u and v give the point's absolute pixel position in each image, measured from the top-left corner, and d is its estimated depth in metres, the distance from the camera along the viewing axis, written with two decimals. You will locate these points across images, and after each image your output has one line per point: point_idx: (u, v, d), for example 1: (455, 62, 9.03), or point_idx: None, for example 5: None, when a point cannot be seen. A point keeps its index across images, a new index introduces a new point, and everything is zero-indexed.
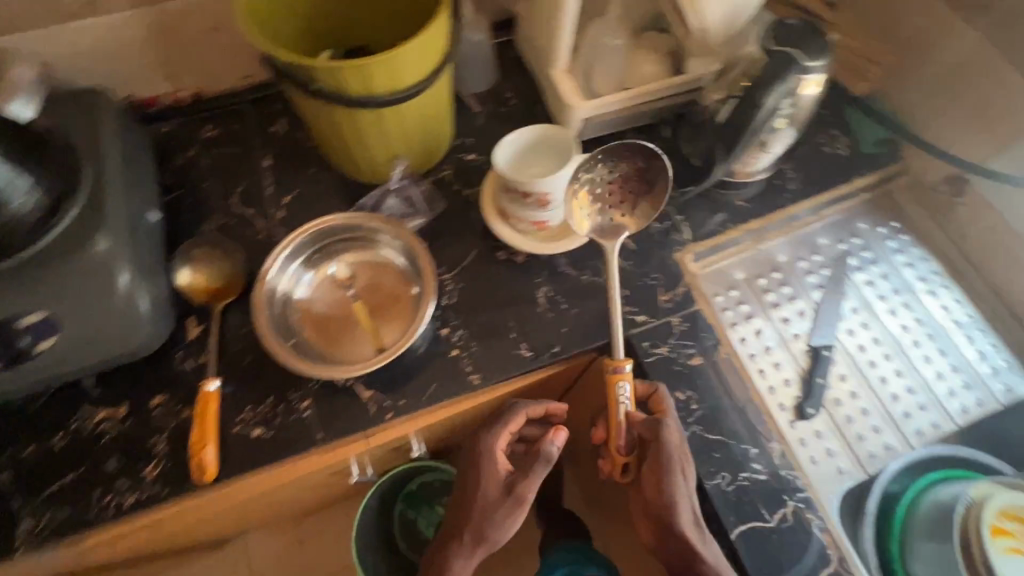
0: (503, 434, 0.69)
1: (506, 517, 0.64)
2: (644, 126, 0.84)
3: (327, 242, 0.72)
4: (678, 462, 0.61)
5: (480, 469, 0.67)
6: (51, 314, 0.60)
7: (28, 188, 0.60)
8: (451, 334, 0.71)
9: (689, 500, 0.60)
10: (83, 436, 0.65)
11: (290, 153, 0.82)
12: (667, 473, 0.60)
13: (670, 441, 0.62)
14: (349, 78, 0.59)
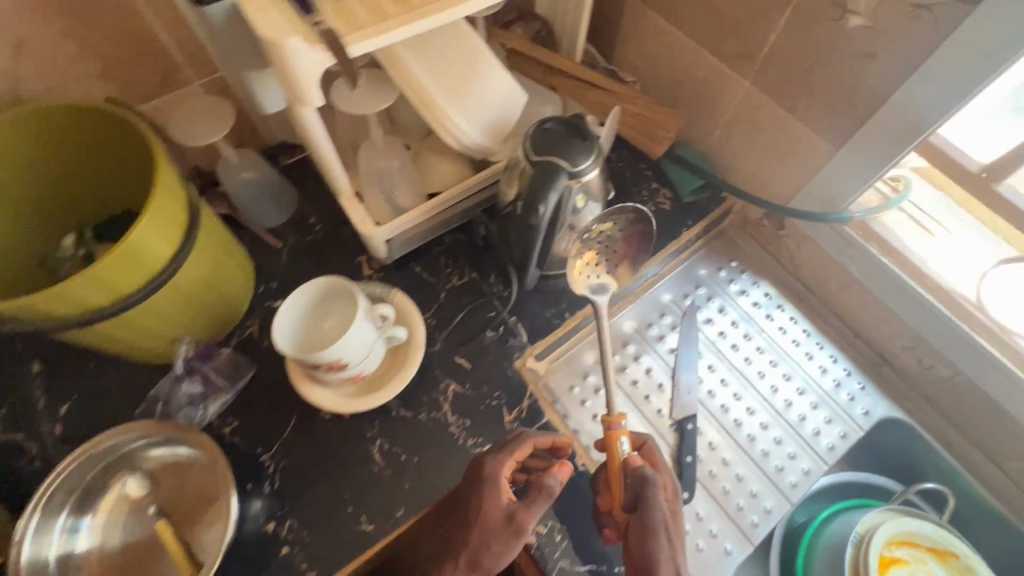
0: (506, 464, 0.60)
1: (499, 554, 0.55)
2: (460, 226, 0.79)
3: (106, 460, 0.61)
4: (665, 519, 0.55)
5: (483, 488, 0.58)
6: None
7: None
8: (279, 526, 0.63)
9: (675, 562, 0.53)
10: None
11: (62, 350, 0.71)
12: (654, 537, 0.54)
13: (655, 497, 0.57)
14: (46, 303, 0.50)
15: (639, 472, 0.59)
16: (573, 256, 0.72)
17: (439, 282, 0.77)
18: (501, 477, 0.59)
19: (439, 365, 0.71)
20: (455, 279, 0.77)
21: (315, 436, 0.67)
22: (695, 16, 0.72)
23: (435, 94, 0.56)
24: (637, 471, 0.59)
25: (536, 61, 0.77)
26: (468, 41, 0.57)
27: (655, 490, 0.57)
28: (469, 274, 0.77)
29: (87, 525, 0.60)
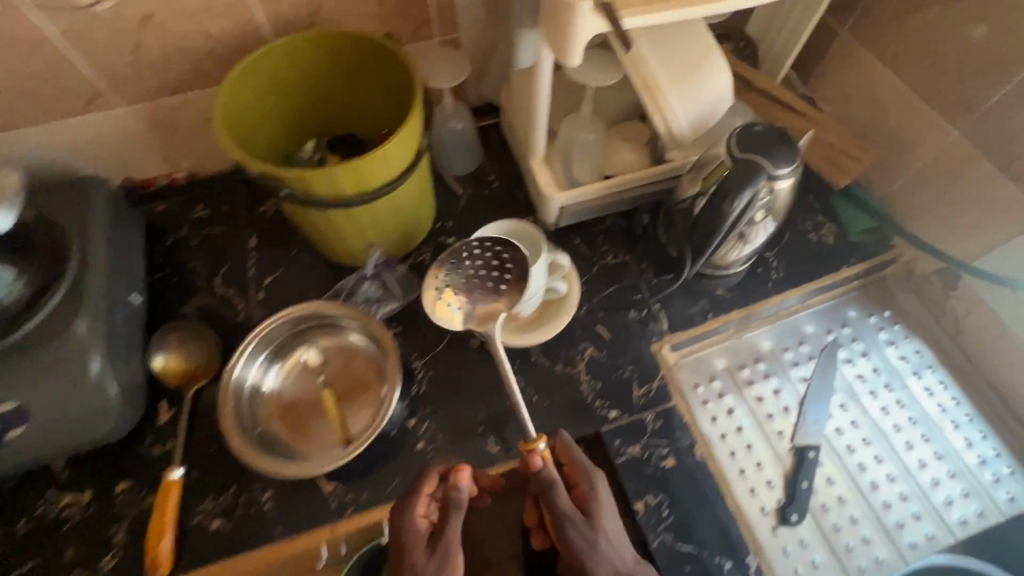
0: (417, 504, 0.55)
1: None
2: (625, 209, 0.85)
3: (303, 328, 0.73)
4: (577, 527, 0.54)
5: (404, 550, 0.53)
6: (24, 403, 0.62)
7: (11, 280, 0.64)
8: (418, 424, 0.71)
9: (607, 557, 0.53)
10: (44, 522, 0.65)
11: (275, 235, 0.84)
12: (571, 533, 0.54)
13: (563, 514, 0.55)
14: (343, 178, 0.61)
15: (539, 482, 0.55)
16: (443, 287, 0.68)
17: (593, 257, 0.82)
18: (405, 518, 0.54)
19: (581, 328, 0.76)
20: (608, 257, 0.82)
21: (463, 357, 0.75)
22: (913, 60, 0.73)
23: (661, 81, 0.63)
24: (544, 482, 0.55)
25: (736, 75, 0.81)
26: (702, 39, 0.64)
27: (557, 502, 0.55)
28: (623, 255, 0.82)
29: (272, 369, 0.71)
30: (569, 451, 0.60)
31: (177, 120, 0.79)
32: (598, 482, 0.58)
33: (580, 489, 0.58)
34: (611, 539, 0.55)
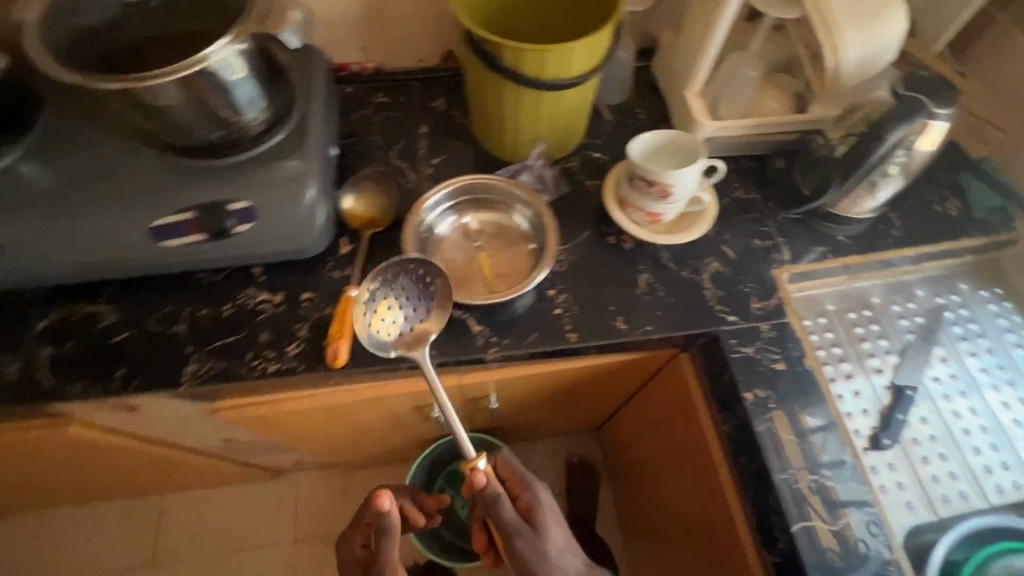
0: None
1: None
2: (760, 154, 0.92)
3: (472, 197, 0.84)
4: (526, 537, 0.83)
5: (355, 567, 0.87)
6: (254, 204, 0.74)
7: (262, 105, 0.76)
8: (557, 294, 0.80)
9: (546, 560, 0.83)
10: (243, 310, 0.78)
11: (444, 125, 0.96)
12: (517, 541, 0.83)
13: (508, 519, 0.83)
14: (551, 60, 0.71)
15: (485, 496, 0.83)
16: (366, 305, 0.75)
17: (726, 190, 0.90)
18: (350, 531, 0.89)
19: (709, 245, 0.84)
20: (740, 193, 0.89)
21: (600, 250, 0.84)
22: None
23: (838, 15, 0.70)
24: (489, 494, 0.82)
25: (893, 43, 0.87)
26: None
27: (507, 516, 0.83)
28: (754, 194, 0.89)
29: (449, 223, 0.84)
30: (515, 472, 0.92)
31: (388, 10, 0.93)
32: (537, 496, 0.89)
33: (524, 500, 0.89)
34: (554, 547, 0.85)
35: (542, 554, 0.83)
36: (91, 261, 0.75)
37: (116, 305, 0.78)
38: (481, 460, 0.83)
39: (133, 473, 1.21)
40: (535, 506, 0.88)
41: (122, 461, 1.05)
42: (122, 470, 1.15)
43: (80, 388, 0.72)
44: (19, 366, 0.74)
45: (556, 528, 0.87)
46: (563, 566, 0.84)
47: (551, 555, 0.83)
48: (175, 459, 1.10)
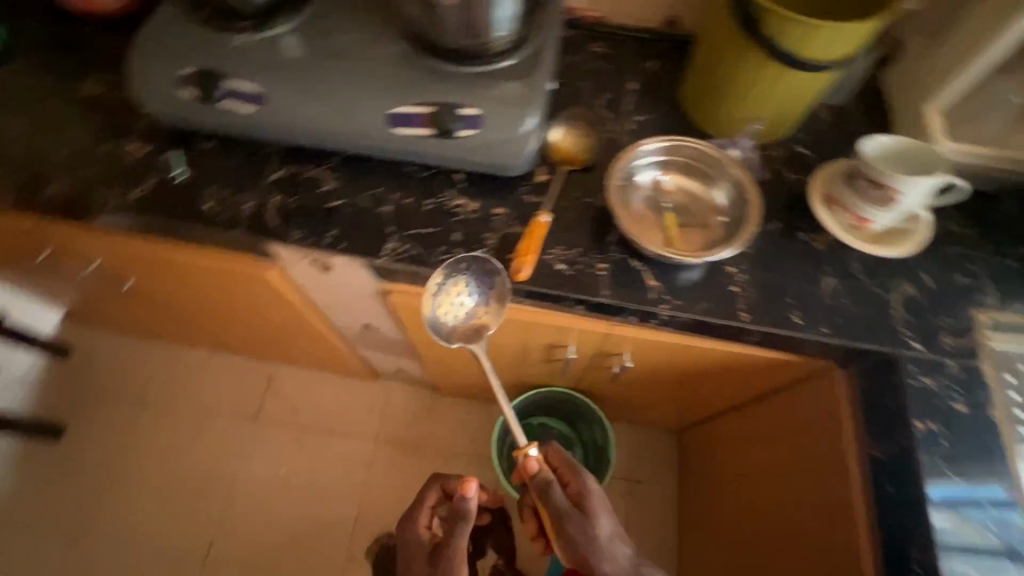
0: (424, 514, 1.01)
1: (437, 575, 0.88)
2: (985, 192, 0.86)
3: (679, 152, 0.84)
4: (577, 520, 0.83)
5: (422, 547, 0.96)
6: (482, 113, 0.80)
7: (512, 27, 0.80)
8: (735, 273, 0.80)
9: (596, 543, 0.82)
10: (442, 209, 0.84)
11: (651, 87, 0.97)
12: (567, 523, 0.84)
13: (558, 502, 0.85)
14: (813, 36, 0.70)
15: (537, 482, 0.87)
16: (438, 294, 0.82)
17: (938, 218, 0.84)
18: (422, 517, 1.00)
19: (906, 267, 0.80)
20: (953, 226, 0.84)
21: (789, 243, 0.82)
22: None
23: None
24: (541, 481, 0.87)
25: None
26: None
27: (557, 499, 0.85)
28: (968, 229, 0.83)
29: (650, 175, 0.85)
30: (563, 460, 0.93)
31: None
32: (587, 482, 0.89)
33: (574, 486, 0.89)
34: (604, 532, 0.83)
35: (593, 539, 0.82)
36: (332, 133, 0.84)
37: (336, 175, 0.87)
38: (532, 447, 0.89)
39: (273, 334, 1.35)
40: (585, 495, 0.87)
41: (278, 318, 1.18)
42: (269, 328, 1.29)
43: (299, 237, 0.82)
44: (256, 202, 0.85)
45: (606, 516, 0.85)
46: (614, 555, 0.82)
47: (601, 541, 0.82)
48: (315, 331, 1.22)
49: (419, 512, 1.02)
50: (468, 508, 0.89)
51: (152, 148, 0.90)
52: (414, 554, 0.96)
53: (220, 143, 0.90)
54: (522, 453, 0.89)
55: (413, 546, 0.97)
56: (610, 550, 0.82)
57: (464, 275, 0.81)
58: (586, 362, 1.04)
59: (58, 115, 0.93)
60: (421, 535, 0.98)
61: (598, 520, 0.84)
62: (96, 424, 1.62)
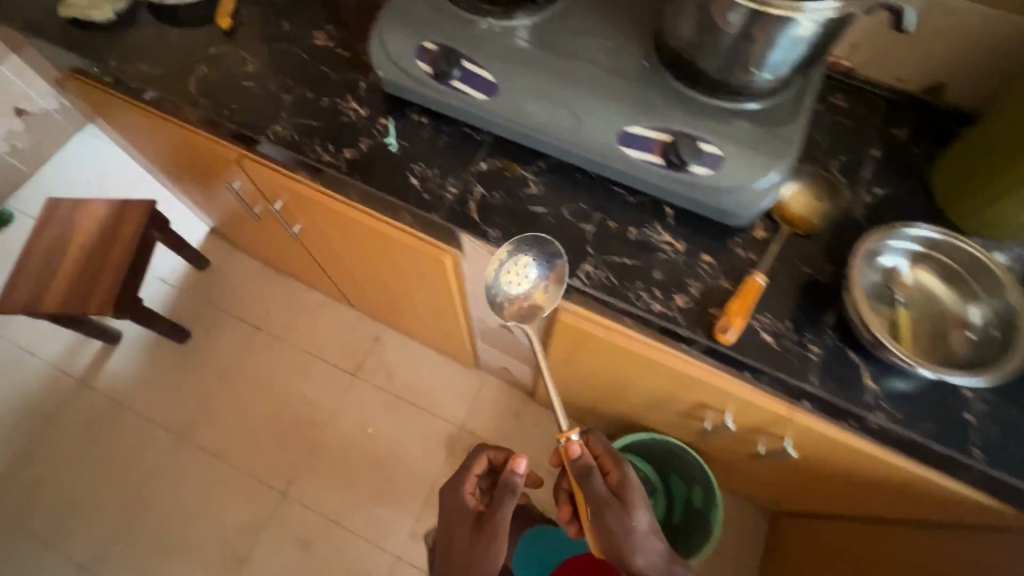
0: (466, 484, 0.89)
1: (479, 546, 0.79)
2: None
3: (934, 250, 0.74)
4: (615, 509, 0.75)
5: (456, 515, 0.85)
6: (723, 155, 0.73)
7: (782, 73, 0.70)
8: (973, 399, 0.69)
9: (637, 536, 0.74)
10: (645, 242, 0.79)
11: (897, 159, 0.86)
12: (606, 512, 0.75)
13: (596, 489, 0.77)
14: None
15: (578, 467, 0.79)
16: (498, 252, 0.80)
17: None
18: (467, 483, 0.89)
19: None
20: None
21: None
22: None
23: None
24: (581, 466, 0.79)
25: None
26: None
27: (596, 487, 0.77)
28: None
29: (897, 265, 0.75)
30: (604, 448, 0.83)
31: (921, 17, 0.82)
32: (626, 471, 0.80)
33: (614, 476, 0.81)
34: (644, 526, 0.75)
35: (629, 534, 0.74)
36: (552, 137, 0.80)
37: (541, 179, 0.83)
38: (574, 431, 0.81)
39: (401, 304, 1.36)
40: (623, 485, 0.79)
41: (420, 294, 1.18)
42: (403, 297, 1.30)
43: (496, 237, 0.79)
44: (458, 189, 0.83)
45: (644, 510, 0.77)
46: (648, 552, 0.74)
47: (641, 535, 0.74)
48: (449, 314, 1.22)
49: (462, 478, 0.90)
50: (518, 483, 0.81)
51: (367, 111, 0.90)
52: (452, 521, 0.85)
53: (431, 120, 0.89)
54: (563, 437, 0.81)
55: (449, 513, 0.87)
56: (645, 547, 0.74)
57: (532, 252, 0.79)
58: (735, 433, 0.95)
59: (287, 58, 0.95)
60: (465, 503, 0.86)
61: (636, 514, 0.76)
62: (215, 338, 1.71)
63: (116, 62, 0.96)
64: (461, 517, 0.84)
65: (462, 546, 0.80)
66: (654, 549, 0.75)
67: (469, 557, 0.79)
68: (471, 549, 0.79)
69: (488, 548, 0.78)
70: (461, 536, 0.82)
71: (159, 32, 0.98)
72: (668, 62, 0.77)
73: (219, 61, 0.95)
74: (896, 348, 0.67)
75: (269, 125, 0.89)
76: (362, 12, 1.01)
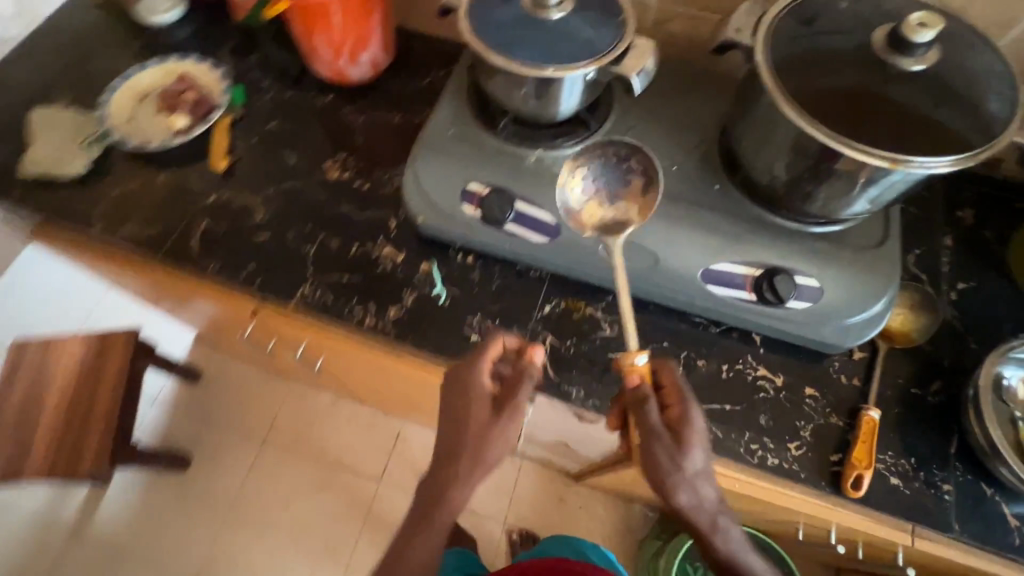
0: (487, 361, 0.63)
1: (496, 431, 0.61)
2: None
3: None
4: (665, 449, 0.58)
5: (467, 400, 0.62)
6: (821, 285, 0.68)
7: (877, 205, 0.65)
8: None
9: (683, 484, 0.58)
10: (743, 381, 0.72)
11: (970, 246, 0.82)
12: (653, 449, 0.58)
13: (650, 425, 0.58)
14: None
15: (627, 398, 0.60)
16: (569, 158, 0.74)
17: None
18: (479, 374, 0.62)
19: None
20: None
21: None
22: None
23: None
24: (634, 398, 0.60)
25: None
26: None
27: (648, 420, 0.59)
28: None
29: (1016, 379, 0.70)
30: (672, 377, 0.61)
31: None
32: (693, 410, 0.59)
33: (674, 412, 0.60)
34: (696, 470, 0.58)
35: (677, 471, 0.58)
36: (625, 275, 0.73)
37: (613, 318, 0.76)
38: (638, 356, 0.61)
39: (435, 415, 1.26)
40: (679, 421, 0.59)
41: None
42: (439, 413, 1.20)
43: (579, 395, 0.71)
44: (526, 342, 0.74)
45: (704, 448, 0.58)
46: (696, 496, 0.59)
47: (688, 480, 0.58)
48: None
49: (468, 368, 0.63)
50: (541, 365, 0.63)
51: (404, 255, 0.80)
52: (456, 412, 0.63)
53: (478, 258, 0.80)
54: (626, 364, 0.61)
55: (457, 396, 0.63)
56: (691, 489, 0.58)
57: (599, 159, 0.74)
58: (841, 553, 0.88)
59: (300, 199, 0.85)
60: (473, 399, 0.62)
61: (694, 452, 0.58)
62: (221, 460, 1.56)
63: (99, 224, 0.83)
64: (461, 405, 0.63)
65: (469, 434, 0.61)
66: (711, 487, 0.60)
67: (481, 445, 0.61)
68: (473, 455, 0.61)
69: (492, 444, 0.61)
70: (461, 436, 0.62)
71: (145, 182, 0.86)
72: (744, 188, 0.71)
73: (223, 210, 0.83)
74: (1021, 471, 0.64)
75: (296, 286, 0.78)
76: (374, 134, 0.91)
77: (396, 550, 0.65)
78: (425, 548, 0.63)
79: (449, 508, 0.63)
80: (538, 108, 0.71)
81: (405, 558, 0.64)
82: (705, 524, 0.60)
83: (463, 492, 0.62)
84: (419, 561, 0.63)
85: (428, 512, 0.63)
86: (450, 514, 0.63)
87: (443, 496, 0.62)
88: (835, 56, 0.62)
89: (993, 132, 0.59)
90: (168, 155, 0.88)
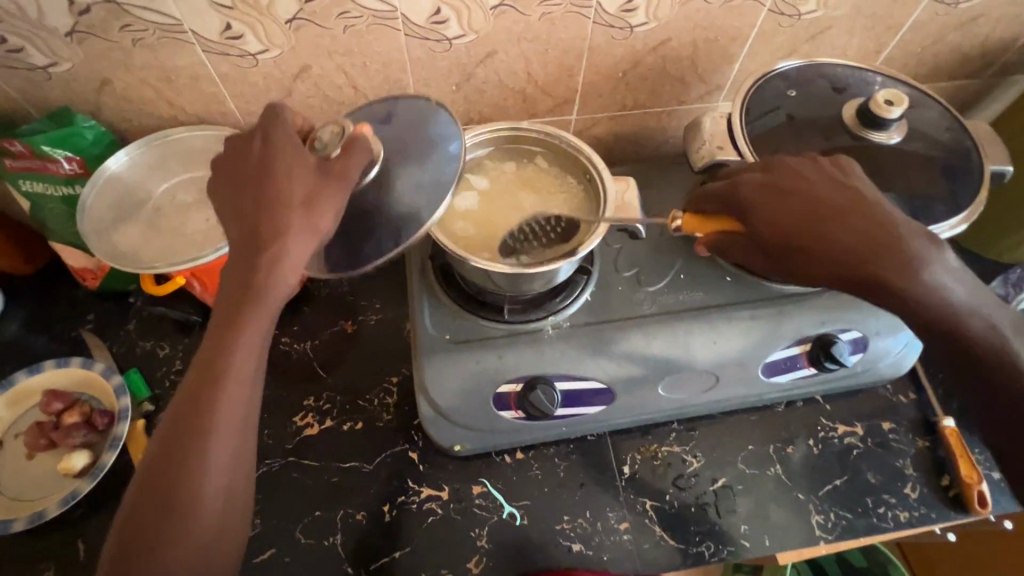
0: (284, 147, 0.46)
1: (280, 210, 0.44)
2: None
3: None
4: (756, 251, 0.54)
5: (256, 183, 0.45)
6: (866, 333, 0.68)
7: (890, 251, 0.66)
8: None
9: (792, 252, 0.51)
10: (834, 449, 0.71)
11: None
12: (754, 256, 0.55)
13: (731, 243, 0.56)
14: None
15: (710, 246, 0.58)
16: (546, 297, 0.67)
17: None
18: (294, 191, 0.44)
19: None
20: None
21: None
22: None
23: None
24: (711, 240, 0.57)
25: None
26: None
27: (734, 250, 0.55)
28: None
29: None
30: (707, 195, 0.57)
31: None
32: (745, 192, 0.54)
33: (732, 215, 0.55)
34: (787, 228, 0.51)
35: (781, 254, 0.52)
36: (687, 401, 0.69)
37: (693, 448, 0.70)
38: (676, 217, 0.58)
39: None
40: (754, 205, 0.53)
41: None
42: None
43: (711, 551, 0.65)
44: (629, 519, 0.66)
45: (771, 204, 0.52)
46: (811, 266, 0.50)
47: (791, 249, 0.51)
48: None
49: (287, 155, 0.46)
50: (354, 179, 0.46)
51: (448, 489, 0.67)
52: (246, 181, 0.45)
53: (527, 449, 0.70)
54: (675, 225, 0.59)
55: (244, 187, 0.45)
56: (803, 259, 0.50)
57: (577, 291, 0.67)
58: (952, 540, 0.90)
59: (288, 482, 0.67)
60: (282, 169, 0.45)
61: (770, 218, 0.52)
62: None
63: None
64: (265, 160, 0.46)
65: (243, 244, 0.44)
66: (827, 232, 0.49)
67: (267, 220, 0.44)
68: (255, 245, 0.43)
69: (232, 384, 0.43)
70: (256, 178, 0.45)
71: (63, 569, 0.62)
72: None
73: None
74: None
75: None
76: (330, 358, 0.76)
77: (161, 477, 0.42)
78: (217, 498, 0.43)
79: (216, 445, 0.42)
80: (539, 287, 0.63)
81: (159, 527, 0.41)
82: (840, 272, 0.49)
83: (245, 357, 0.43)
84: (202, 534, 0.42)
85: (188, 423, 0.42)
86: (236, 418, 0.44)
87: (251, 300, 0.43)
88: (797, 132, 0.63)
89: (953, 146, 0.63)
90: (77, 514, 0.64)
